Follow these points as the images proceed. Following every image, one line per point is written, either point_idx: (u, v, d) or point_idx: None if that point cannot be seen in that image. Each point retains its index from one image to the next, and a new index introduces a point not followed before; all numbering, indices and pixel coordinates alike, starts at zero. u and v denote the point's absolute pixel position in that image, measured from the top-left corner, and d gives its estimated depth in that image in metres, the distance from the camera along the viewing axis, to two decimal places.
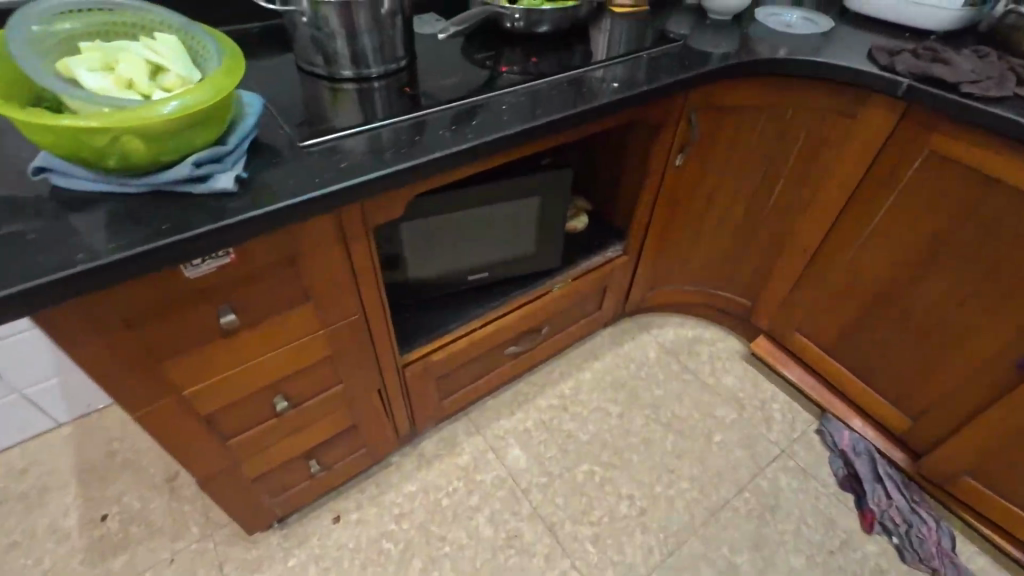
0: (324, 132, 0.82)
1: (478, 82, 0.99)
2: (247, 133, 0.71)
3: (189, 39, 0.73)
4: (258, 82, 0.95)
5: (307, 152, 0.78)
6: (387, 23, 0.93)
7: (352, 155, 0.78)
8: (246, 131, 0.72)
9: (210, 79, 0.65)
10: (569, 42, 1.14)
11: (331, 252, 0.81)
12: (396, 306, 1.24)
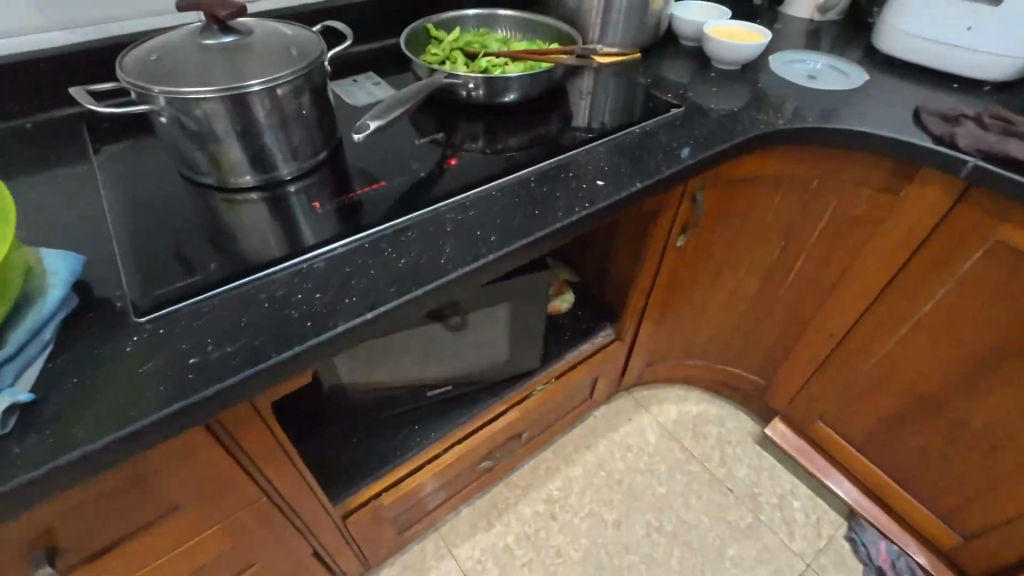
0: (186, 282, 0.57)
1: (417, 180, 0.74)
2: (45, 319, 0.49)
3: None
4: (123, 193, 0.71)
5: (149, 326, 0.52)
6: (297, 112, 0.69)
7: (215, 328, 0.53)
8: (42, 316, 0.49)
9: None
10: (544, 111, 0.90)
11: (209, 448, 0.59)
12: (335, 434, 1.00)
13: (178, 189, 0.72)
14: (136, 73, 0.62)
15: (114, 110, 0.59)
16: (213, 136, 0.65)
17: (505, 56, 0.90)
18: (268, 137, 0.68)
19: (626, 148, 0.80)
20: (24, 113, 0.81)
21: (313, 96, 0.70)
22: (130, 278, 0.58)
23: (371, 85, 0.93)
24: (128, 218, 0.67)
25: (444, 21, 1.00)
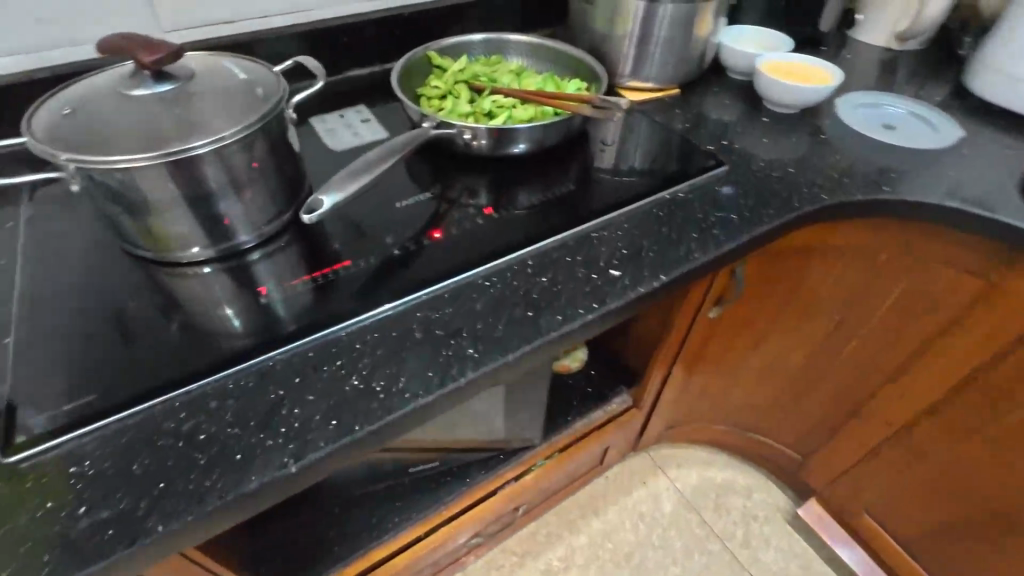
0: (75, 409, 0.46)
1: (390, 260, 0.60)
2: None
3: None
4: (50, 265, 0.60)
5: (16, 482, 0.41)
6: (248, 174, 0.55)
7: (92, 485, 0.40)
8: None
9: None
10: (557, 164, 0.76)
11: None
12: (289, 515, 0.81)
13: (114, 263, 0.61)
14: (45, 133, 0.50)
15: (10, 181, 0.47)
16: (146, 209, 0.53)
17: (513, 95, 0.76)
18: (216, 206, 0.55)
19: (651, 222, 0.65)
20: None
21: (270, 156, 0.57)
22: (15, 401, 0.47)
23: (358, 122, 0.81)
24: (48, 306, 0.56)
25: (452, 46, 0.87)
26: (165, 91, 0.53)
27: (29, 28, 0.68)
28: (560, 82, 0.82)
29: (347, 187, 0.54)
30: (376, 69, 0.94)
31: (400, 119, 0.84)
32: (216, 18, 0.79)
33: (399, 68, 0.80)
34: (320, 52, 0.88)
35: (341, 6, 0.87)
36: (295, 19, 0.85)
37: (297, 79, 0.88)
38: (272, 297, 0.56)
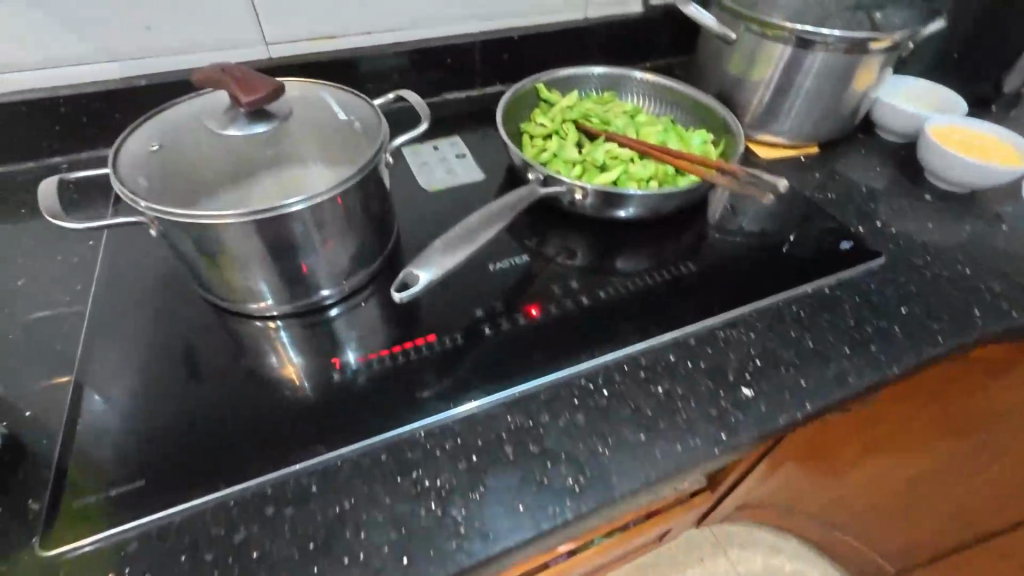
0: (122, 492, 0.40)
1: (478, 337, 0.52)
2: None
3: None
4: (119, 290, 0.56)
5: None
6: (336, 231, 0.50)
7: None
8: None
9: None
10: (675, 230, 0.65)
11: None
12: None
13: (182, 300, 0.55)
14: (135, 178, 0.47)
15: (90, 226, 0.42)
16: (225, 263, 0.48)
17: (629, 147, 0.67)
18: (298, 264, 0.49)
19: (789, 325, 0.53)
20: (57, 153, 0.69)
21: (361, 211, 0.51)
22: (61, 467, 0.42)
23: (452, 156, 0.74)
24: (110, 344, 0.51)
25: (563, 77, 0.78)
26: (260, 133, 0.49)
27: (132, 36, 0.65)
28: (682, 132, 0.72)
29: (446, 261, 0.47)
30: (473, 94, 0.87)
31: (495, 155, 0.77)
32: (318, 32, 0.73)
33: (505, 100, 0.72)
34: (419, 73, 0.81)
35: (446, 26, 0.80)
36: (398, 37, 0.78)
37: (392, 100, 0.82)
38: (345, 374, 0.49)
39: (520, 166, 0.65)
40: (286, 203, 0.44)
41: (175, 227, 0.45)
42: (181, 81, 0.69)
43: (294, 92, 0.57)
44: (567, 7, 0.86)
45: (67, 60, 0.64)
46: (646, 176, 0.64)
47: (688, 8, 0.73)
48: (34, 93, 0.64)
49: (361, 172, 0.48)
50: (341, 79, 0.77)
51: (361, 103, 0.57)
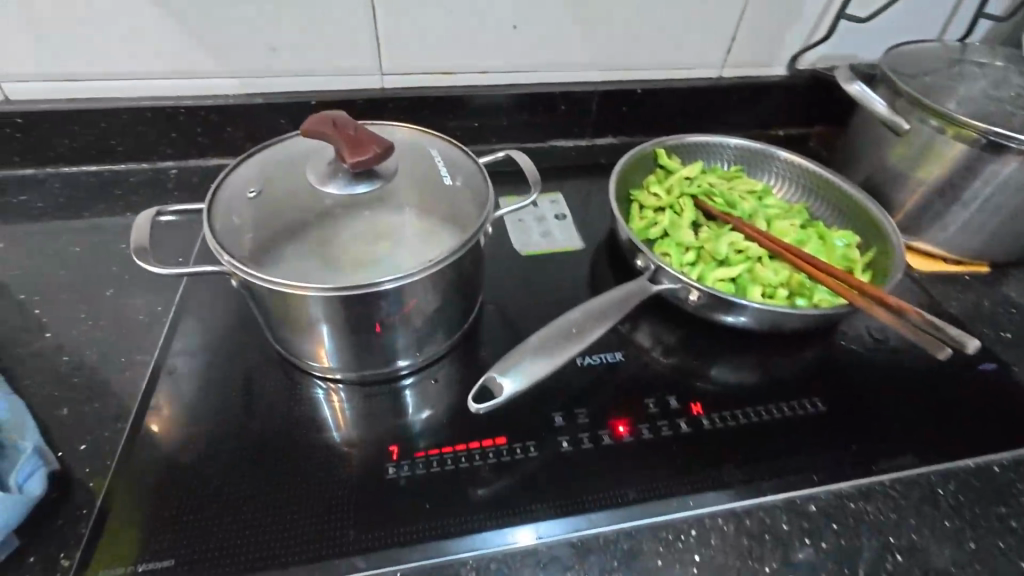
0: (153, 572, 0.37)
1: (552, 450, 0.45)
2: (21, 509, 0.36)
3: None
4: (194, 315, 0.53)
5: None
6: (421, 309, 0.47)
7: None
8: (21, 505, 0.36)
9: None
10: (799, 350, 0.55)
11: None
12: None
13: (249, 339, 0.52)
14: (229, 227, 0.45)
15: (175, 271, 0.39)
16: (303, 326, 0.45)
17: (758, 244, 0.58)
18: (378, 337, 0.46)
19: (943, 513, 0.43)
20: (169, 157, 0.70)
21: (450, 289, 0.48)
22: (98, 521, 0.39)
23: (552, 218, 0.69)
24: (173, 378, 0.48)
25: (691, 142, 0.71)
26: (361, 194, 0.47)
27: (255, 56, 0.65)
28: (822, 228, 0.62)
29: (533, 368, 0.43)
30: (582, 143, 0.81)
31: (597, 219, 0.70)
32: (433, 67, 0.70)
33: (622, 162, 0.65)
34: (529, 117, 0.76)
35: (567, 71, 0.74)
36: (513, 79, 0.73)
37: (496, 141, 0.78)
38: (401, 472, 0.44)
39: (626, 247, 0.58)
40: (378, 282, 0.41)
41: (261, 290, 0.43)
42: (293, 103, 0.68)
43: (399, 139, 0.53)
44: (703, 64, 0.77)
45: (193, 73, 0.65)
46: (773, 284, 0.55)
47: (852, 86, 0.63)
48: (159, 102, 0.65)
49: (458, 252, 0.45)
50: (448, 115, 0.74)
51: (465, 158, 0.54)
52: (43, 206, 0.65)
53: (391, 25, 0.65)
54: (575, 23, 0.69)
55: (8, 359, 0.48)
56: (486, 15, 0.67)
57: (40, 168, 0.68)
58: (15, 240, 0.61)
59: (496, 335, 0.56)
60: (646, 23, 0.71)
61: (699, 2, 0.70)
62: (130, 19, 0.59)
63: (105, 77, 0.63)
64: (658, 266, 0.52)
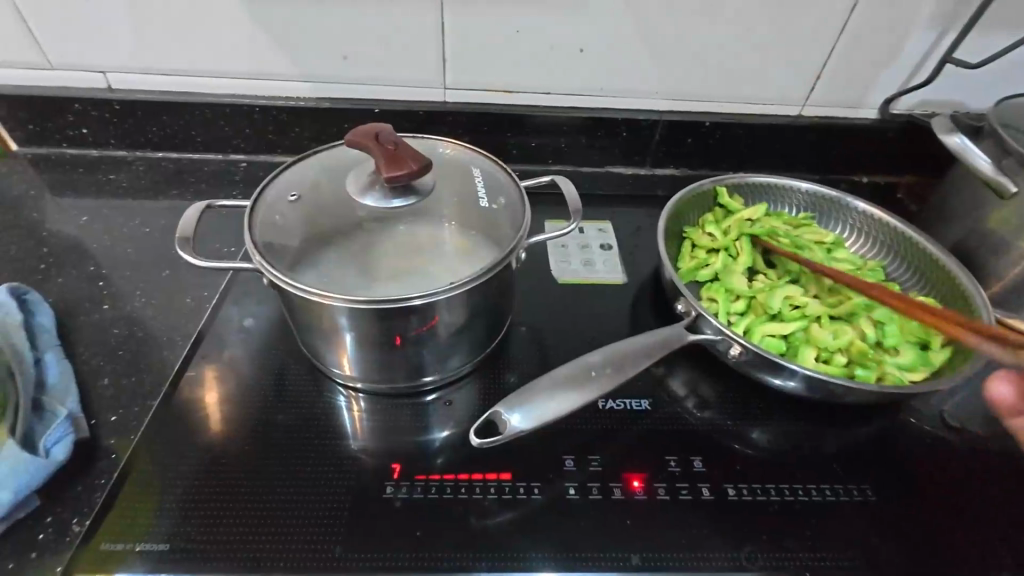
0: (150, 554, 0.38)
1: (559, 495, 0.43)
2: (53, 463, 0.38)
3: None
4: (236, 305, 0.56)
5: None
6: (441, 330, 0.46)
7: None
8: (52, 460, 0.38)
9: None
10: (852, 426, 0.50)
11: None
12: None
13: (281, 336, 0.54)
14: (264, 228, 0.46)
15: (217, 266, 0.42)
16: (323, 333, 0.45)
17: (818, 303, 0.53)
18: (394, 353, 0.46)
19: None
20: (241, 151, 0.74)
21: (475, 312, 0.47)
22: (111, 493, 0.41)
23: (596, 246, 0.67)
24: (205, 366, 0.50)
25: (760, 182, 0.66)
26: (398, 209, 0.47)
27: (327, 63, 0.67)
28: (897, 292, 0.55)
29: (544, 410, 0.40)
30: (641, 172, 0.78)
31: (645, 252, 0.67)
32: (496, 84, 0.70)
33: (679, 196, 0.62)
34: (588, 140, 0.74)
35: (633, 98, 0.71)
36: (576, 101, 0.72)
37: (552, 162, 0.77)
38: (398, 493, 0.43)
39: (669, 287, 0.55)
40: (391, 300, 0.40)
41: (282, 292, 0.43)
42: (358, 109, 0.70)
43: (443, 157, 0.53)
44: (781, 100, 0.72)
45: (270, 75, 0.68)
46: (831, 348, 0.49)
47: (953, 138, 0.57)
48: (237, 99, 0.70)
49: (479, 279, 0.43)
50: (506, 133, 0.73)
51: (506, 181, 0.52)
52: (127, 186, 0.71)
53: (458, 41, 0.66)
54: (646, 50, 0.67)
55: (68, 325, 0.51)
56: (555, 36, 0.65)
57: (130, 151, 0.74)
58: (98, 215, 0.67)
59: (522, 362, 0.54)
60: (723, 55, 0.67)
61: (784, 36, 0.66)
62: (220, 22, 0.64)
63: (193, 73, 0.68)
64: (699, 314, 0.49)
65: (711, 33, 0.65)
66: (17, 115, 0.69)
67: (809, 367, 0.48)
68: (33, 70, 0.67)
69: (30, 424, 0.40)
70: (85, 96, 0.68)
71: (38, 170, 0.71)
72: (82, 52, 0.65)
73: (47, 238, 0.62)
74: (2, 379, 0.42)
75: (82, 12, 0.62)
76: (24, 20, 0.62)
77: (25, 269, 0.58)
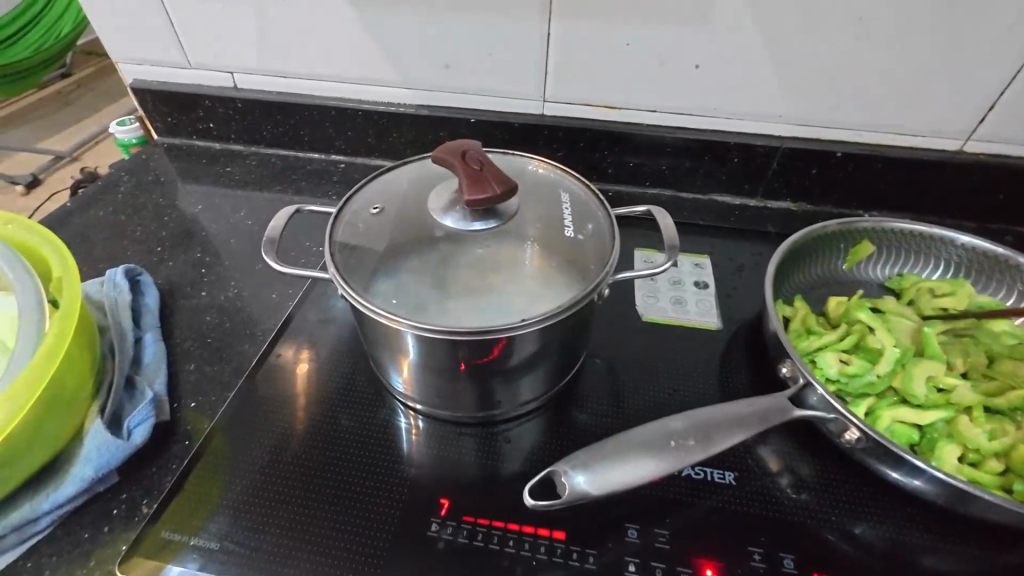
0: (200, 549, 0.39)
1: (618, 569, 0.38)
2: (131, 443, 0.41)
3: (56, 255, 0.44)
4: (316, 305, 0.57)
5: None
6: (508, 364, 0.43)
7: None
8: (131, 439, 0.41)
9: (35, 364, 0.37)
10: (1002, 550, 0.40)
11: None
12: None
13: (353, 342, 0.54)
14: (344, 240, 0.45)
15: (294, 272, 0.43)
16: (389, 350, 0.44)
17: (969, 390, 0.43)
18: (458, 381, 0.43)
19: None
20: (342, 152, 0.77)
21: (547, 348, 0.43)
22: (177, 480, 0.42)
23: (689, 283, 0.60)
24: (279, 362, 0.51)
25: (896, 229, 0.57)
26: (478, 232, 0.44)
27: (429, 71, 0.67)
28: None
29: (608, 476, 0.36)
30: (750, 203, 0.70)
31: (746, 296, 0.60)
32: (597, 99, 0.66)
33: (794, 239, 0.54)
34: (693, 164, 0.68)
35: (750, 121, 0.64)
36: (684, 122, 0.66)
37: (649, 184, 0.71)
38: (442, 533, 0.41)
39: (772, 343, 0.47)
40: (458, 331, 0.38)
41: (353, 307, 0.42)
42: (455, 118, 0.70)
43: (531, 177, 0.50)
44: (938, 133, 0.61)
45: (375, 81, 0.70)
46: (982, 450, 0.40)
47: None
48: (343, 102, 0.72)
49: (554, 316, 0.40)
50: (603, 150, 0.69)
51: (595, 207, 0.48)
52: (239, 178, 0.76)
53: (562, 54, 0.62)
54: (774, 69, 0.59)
55: (169, 308, 0.55)
56: (668, 52, 0.60)
57: (246, 145, 0.79)
58: (210, 203, 0.72)
59: (592, 402, 0.50)
60: (868, 77, 0.58)
61: (951, 59, 0.55)
62: (333, 30, 0.65)
63: (306, 77, 0.71)
64: (807, 383, 0.42)
65: (856, 53, 0.56)
66: (160, 108, 0.77)
67: (950, 471, 0.39)
68: (174, 68, 0.73)
69: (121, 401, 0.43)
70: (214, 94, 0.74)
71: (169, 158, 0.79)
72: (215, 54, 0.71)
73: (167, 222, 0.68)
74: (105, 356, 0.45)
75: (217, 17, 0.67)
76: (171, 24, 0.69)
77: (145, 250, 0.64)
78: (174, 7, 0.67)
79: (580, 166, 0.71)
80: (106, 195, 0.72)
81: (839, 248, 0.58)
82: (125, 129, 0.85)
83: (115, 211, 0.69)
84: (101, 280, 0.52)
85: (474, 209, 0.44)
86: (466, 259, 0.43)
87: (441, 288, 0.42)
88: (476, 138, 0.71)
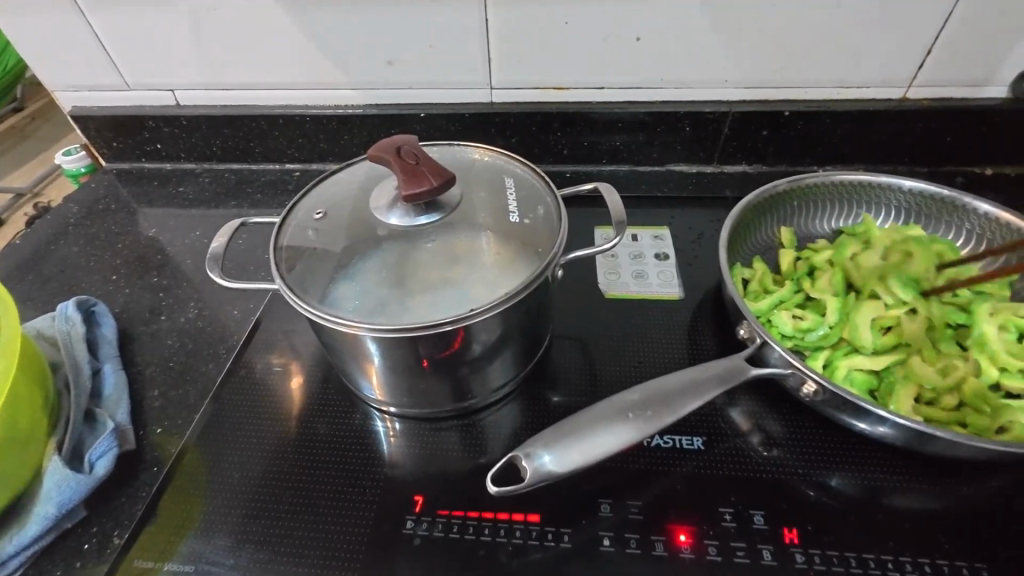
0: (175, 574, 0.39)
1: (592, 544, 0.39)
2: (93, 470, 0.40)
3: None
4: (279, 316, 0.56)
5: None
6: (468, 355, 0.42)
7: None
8: (91, 467, 0.40)
9: None
10: (960, 482, 0.41)
11: None
12: None
13: (318, 351, 0.53)
14: (292, 249, 0.45)
15: (238, 287, 0.42)
16: (349, 355, 0.43)
17: (920, 331, 0.44)
18: (423, 378, 0.43)
19: None
20: (296, 160, 0.76)
21: (508, 334, 0.43)
22: (148, 507, 0.42)
23: (651, 256, 0.61)
24: (246, 378, 0.51)
25: (846, 182, 0.58)
26: (424, 226, 0.44)
27: (374, 69, 0.66)
28: None
29: (570, 453, 0.36)
30: (706, 169, 0.70)
31: (708, 262, 0.60)
32: (546, 81, 0.65)
33: (746, 200, 0.54)
34: (647, 137, 0.68)
35: (698, 89, 0.64)
36: (633, 96, 0.66)
37: (606, 161, 0.71)
38: (418, 529, 0.41)
39: (730, 306, 0.48)
40: (411, 328, 0.38)
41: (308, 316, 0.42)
42: (405, 114, 0.69)
43: (477, 167, 0.50)
44: (881, 83, 0.62)
45: (321, 85, 0.68)
46: (936, 389, 0.41)
47: None
48: (291, 109, 0.71)
49: (505, 302, 0.40)
50: (556, 132, 0.69)
51: (543, 190, 0.48)
52: (193, 197, 0.74)
53: (505, 40, 0.62)
54: (715, 35, 0.59)
55: (130, 336, 0.54)
56: (608, 27, 0.60)
57: (198, 163, 0.78)
58: (165, 226, 0.70)
59: (563, 384, 0.50)
60: (807, 34, 0.58)
61: (888, 8, 0.55)
62: (270, 38, 0.64)
63: (250, 87, 0.69)
64: (764, 342, 0.42)
65: (794, 11, 0.57)
66: (105, 133, 0.75)
67: (907, 412, 0.40)
68: (114, 91, 0.72)
69: (81, 435, 0.43)
70: (158, 113, 0.72)
71: (120, 184, 0.77)
72: (154, 74, 0.69)
73: (122, 248, 0.67)
74: (63, 392, 0.45)
75: (150, 34, 0.65)
76: (104, 46, 0.67)
77: (101, 280, 0.63)
78: (104, 28, 0.65)
79: (536, 150, 0.71)
80: (54, 228, 0.70)
81: (792, 207, 0.59)
82: (71, 159, 0.81)
83: (66, 243, 0.68)
84: (53, 315, 0.50)
85: (416, 203, 0.43)
86: (415, 253, 0.43)
87: (393, 285, 0.42)
88: (430, 132, 0.70)
